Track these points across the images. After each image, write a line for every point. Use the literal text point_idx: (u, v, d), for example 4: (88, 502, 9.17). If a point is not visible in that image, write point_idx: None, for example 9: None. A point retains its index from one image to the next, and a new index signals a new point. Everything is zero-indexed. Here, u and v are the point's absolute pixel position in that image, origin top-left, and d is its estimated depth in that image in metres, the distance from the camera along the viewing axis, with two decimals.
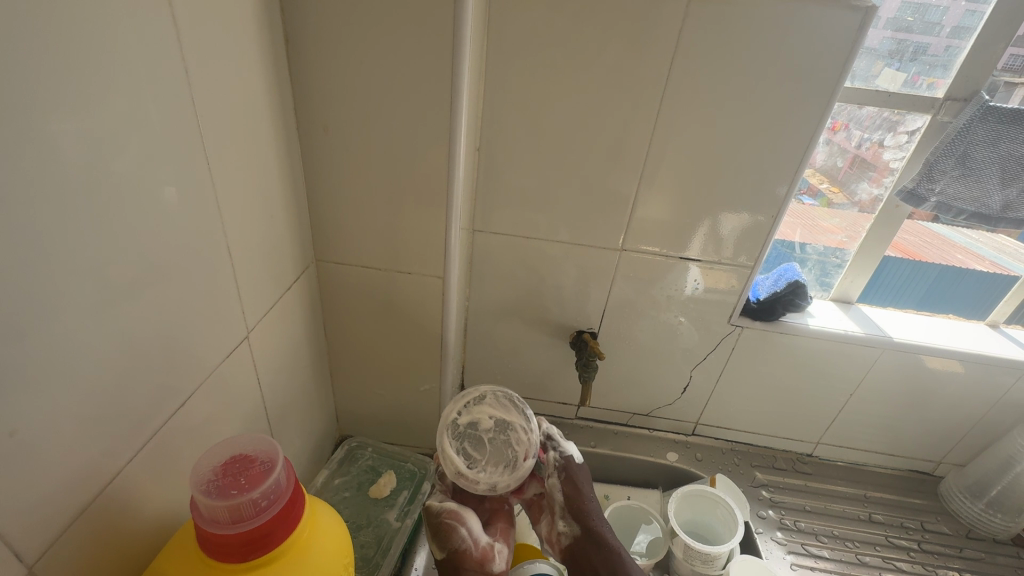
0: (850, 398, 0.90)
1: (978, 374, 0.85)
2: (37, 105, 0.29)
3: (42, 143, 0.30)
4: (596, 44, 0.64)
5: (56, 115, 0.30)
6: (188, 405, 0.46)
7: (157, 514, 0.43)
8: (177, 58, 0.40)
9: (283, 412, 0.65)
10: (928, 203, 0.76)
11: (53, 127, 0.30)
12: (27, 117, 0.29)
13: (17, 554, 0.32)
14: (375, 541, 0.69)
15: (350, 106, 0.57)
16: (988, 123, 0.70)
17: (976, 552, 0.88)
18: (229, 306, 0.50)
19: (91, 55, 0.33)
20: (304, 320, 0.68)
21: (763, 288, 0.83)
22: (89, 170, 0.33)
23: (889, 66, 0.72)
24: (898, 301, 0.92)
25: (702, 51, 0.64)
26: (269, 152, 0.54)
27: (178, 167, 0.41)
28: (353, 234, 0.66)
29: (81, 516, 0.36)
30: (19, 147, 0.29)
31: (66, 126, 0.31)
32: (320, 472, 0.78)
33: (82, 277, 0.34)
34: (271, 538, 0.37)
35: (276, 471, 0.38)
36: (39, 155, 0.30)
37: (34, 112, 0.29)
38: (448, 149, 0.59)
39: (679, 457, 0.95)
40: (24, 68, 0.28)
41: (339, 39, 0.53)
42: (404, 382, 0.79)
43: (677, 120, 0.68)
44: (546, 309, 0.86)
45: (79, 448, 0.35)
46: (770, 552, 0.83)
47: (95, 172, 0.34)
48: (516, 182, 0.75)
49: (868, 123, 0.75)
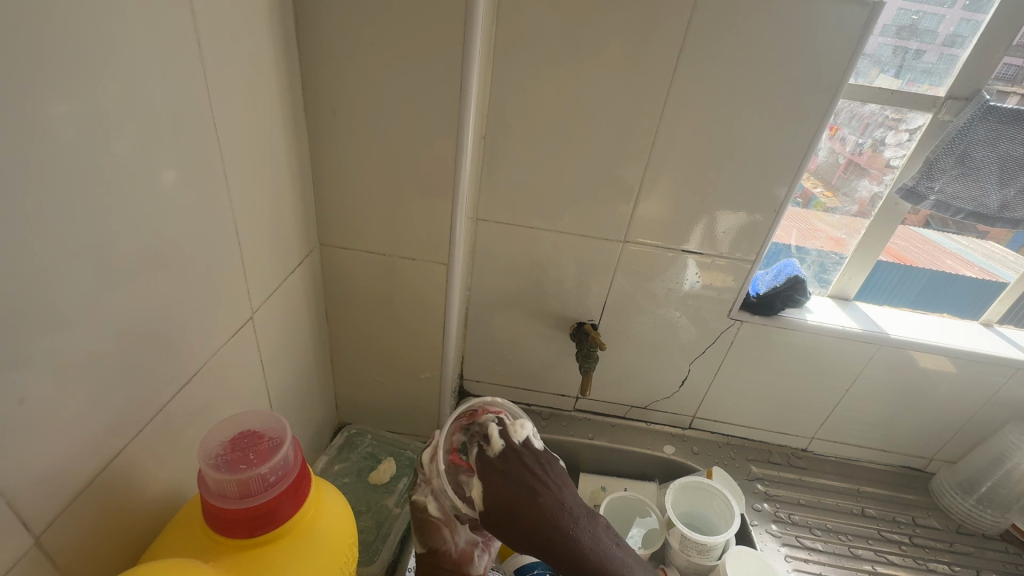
0: (845, 394, 0.91)
1: (971, 372, 0.86)
2: (35, 75, 0.28)
3: (32, 116, 0.29)
4: (604, 35, 0.64)
5: (53, 87, 0.30)
6: (191, 384, 0.45)
7: (161, 491, 0.43)
8: (186, 35, 0.39)
9: (284, 396, 0.64)
10: (927, 201, 0.77)
11: (48, 98, 0.29)
12: (22, 87, 0.28)
13: (23, 523, 0.32)
14: (375, 527, 0.70)
15: (358, 90, 0.57)
16: (988, 122, 0.71)
17: (965, 547, 0.89)
18: (233, 288, 0.50)
19: (104, 26, 0.32)
20: (306, 305, 0.68)
21: (763, 283, 0.85)
22: (85, 147, 0.32)
23: (887, 71, 0.73)
24: (894, 299, 0.92)
25: (709, 43, 0.64)
26: (276, 132, 0.54)
27: (184, 145, 0.41)
28: (357, 219, 0.65)
29: (88, 489, 0.36)
30: (15, 117, 0.28)
31: (59, 97, 0.30)
32: (320, 458, 0.78)
33: (82, 252, 0.33)
34: (278, 514, 0.37)
35: (284, 447, 0.38)
36: (35, 125, 0.29)
37: (31, 83, 0.28)
38: (455, 135, 0.58)
39: (676, 450, 0.96)
40: (19, 36, 0.27)
41: (349, 22, 0.53)
42: (404, 370, 0.79)
43: (683, 112, 0.69)
44: (547, 300, 0.86)
45: (85, 421, 0.35)
46: (764, 545, 0.84)
47: (92, 148, 0.33)
48: (520, 172, 0.74)
49: (868, 123, 0.76)
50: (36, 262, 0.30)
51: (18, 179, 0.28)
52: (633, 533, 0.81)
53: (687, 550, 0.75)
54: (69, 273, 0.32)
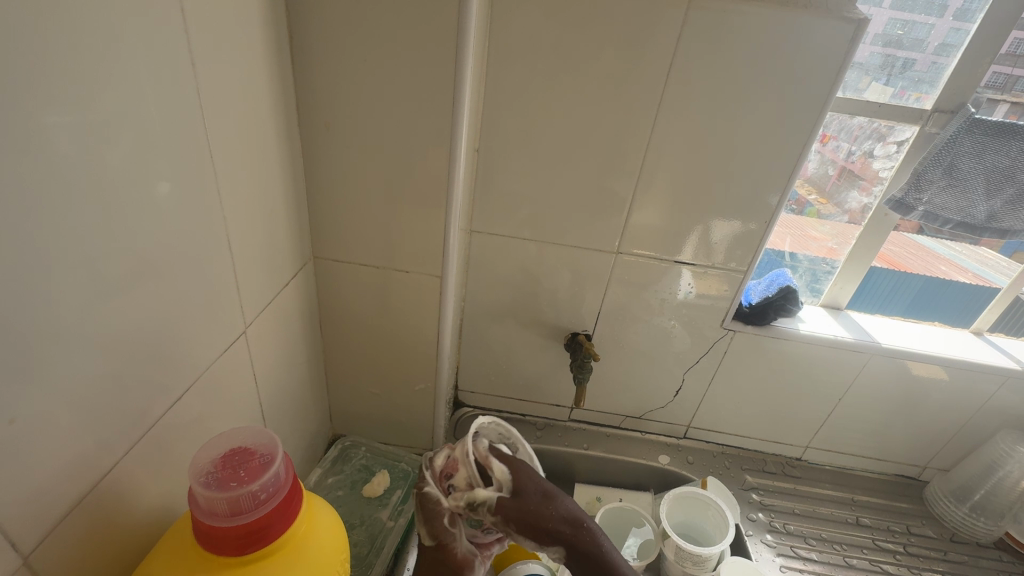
0: (838, 403, 0.91)
1: (963, 380, 0.87)
2: (27, 92, 0.29)
3: (29, 134, 0.29)
4: (595, 49, 0.65)
5: (44, 105, 0.30)
6: (184, 399, 0.45)
7: (152, 507, 0.43)
8: (180, 53, 0.40)
9: (278, 409, 0.64)
10: (916, 212, 0.78)
11: (41, 115, 0.30)
12: (18, 111, 0.28)
13: (12, 543, 0.31)
14: (368, 540, 0.69)
15: (352, 104, 0.57)
16: (974, 135, 0.72)
17: (959, 556, 0.89)
18: (227, 302, 0.50)
19: (100, 47, 0.33)
20: (301, 317, 0.68)
21: (755, 293, 0.85)
22: (77, 165, 0.32)
23: (878, 80, 0.74)
24: (886, 308, 0.93)
25: (698, 58, 0.65)
26: (270, 147, 0.54)
27: (178, 161, 0.41)
28: (351, 231, 0.66)
29: (77, 507, 0.36)
30: (11, 136, 0.28)
31: (51, 114, 0.30)
32: (313, 471, 0.77)
33: (77, 268, 0.33)
34: (269, 531, 0.37)
35: (275, 463, 0.38)
36: (25, 146, 0.29)
37: (24, 102, 0.29)
38: (448, 149, 0.59)
39: (671, 460, 0.96)
40: (12, 57, 0.28)
41: (342, 38, 0.54)
42: (400, 382, 0.79)
43: (674, 125, 0.69)
44: (541, 311, 0.86)
45: (76, 438, 0.35)
46: (760, 555, 0.84)
47: (82, 164, 0.33)
48: (514, 184, 0.75)
49: (858, 134, 0.77)
50: (26, 279, 0.30)
51: (9, 197, 0.28)
52: (629, 543, 0.81)
53: (682, 561, 0.75)
54: (59, 288, 0.32)
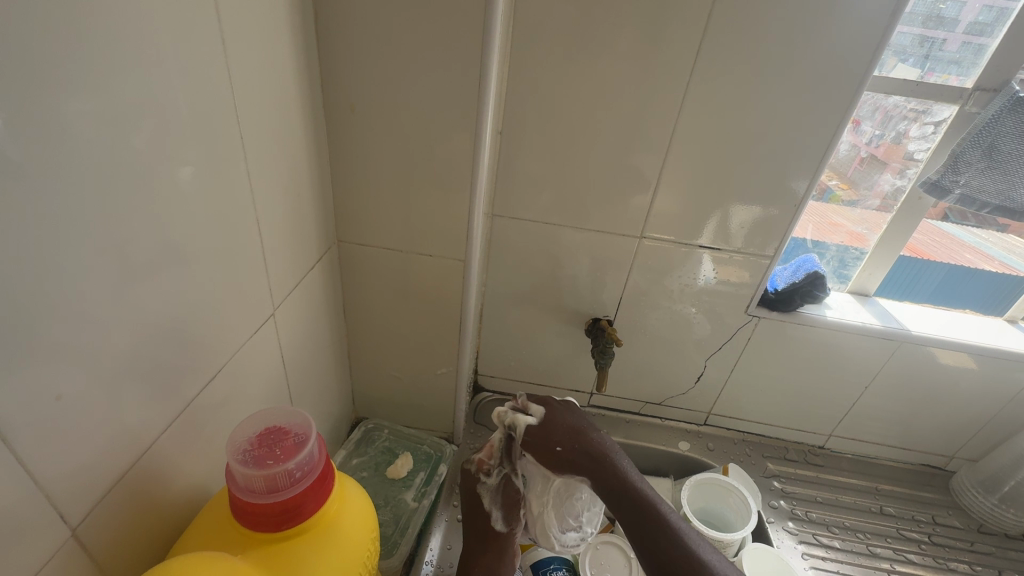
0: (864, 391, 0.90)
1: (995, 370, 0.85)
2: (61, 76, 0.28)
3: (65, 119, 0.29)
4: (622, 27, 0.63)
5: (80, 90, 0.30)
6: (215, 379, 0.46)
7: (188, 485, 0.44)
8: (211, 34, 0.39)
9: (304, 391, 0.65)
10: (952, 195, 0.75)
11: (79, 102, 0.30)
12: (54, 95, 0.28)
13: (61, 516, 0.32)
14: (393, 520, 0.70)
15: (375, 85, 0.57)
16: (1018, 115, 0.69)
17: (986, 547, 0.88)
18: (257, 286, 0.51)
19: (132, 29, 0.33)
20: (324, 300, 0.68)
21: (781, 279, 0.83)
22: (110, 151, 0.32)
23: (905, 61, 0.71)
24: (912, 294, 0.91)
25: (729, 35, 0.63)
26: (295, 128, 0.54)
27: (209, 144, 0.41)
28: (374, 215, 0.66)
29: (118, 483, 0.36)
30: (47, 120, 0.28)
31: (89, 100, 0.30)
32: (337, 453, 0.79)
33: (114, 251, 0.34)
34: (303, 509, 0.37)
35: (308, 443, 0.39)
36: (61, 132, 0.29)
37: (61, 87, 0.29)
38: (472, 131, 0.58)
39: (691, 446, 0.95)
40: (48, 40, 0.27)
41: (366, 18, 0.53)
42: (418, 368, 0.79)
43: (701, 106, 0.68)
44: (562, 297, 0.86)
45: (116, 416, 0.36)
46: (781, 542, 0.83)
47: (115, 151, 0.33)
48: (536, 166, 0.74)
49: (889, 114, 0.75)
50: (63, 260, 0.30)
51: (47, 185, 0.29)
52: None
53: None
54: (100, 274, 0.33)
